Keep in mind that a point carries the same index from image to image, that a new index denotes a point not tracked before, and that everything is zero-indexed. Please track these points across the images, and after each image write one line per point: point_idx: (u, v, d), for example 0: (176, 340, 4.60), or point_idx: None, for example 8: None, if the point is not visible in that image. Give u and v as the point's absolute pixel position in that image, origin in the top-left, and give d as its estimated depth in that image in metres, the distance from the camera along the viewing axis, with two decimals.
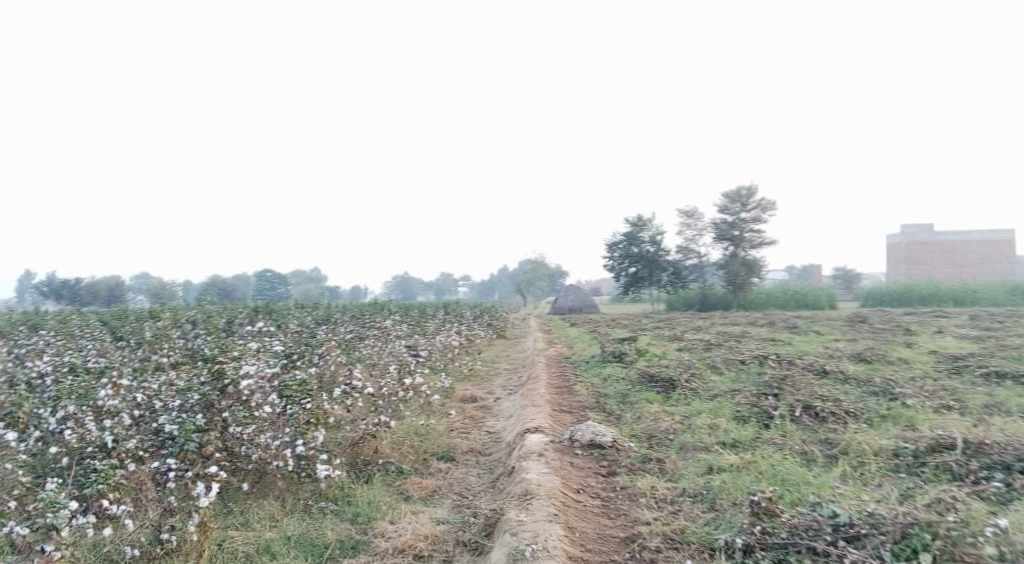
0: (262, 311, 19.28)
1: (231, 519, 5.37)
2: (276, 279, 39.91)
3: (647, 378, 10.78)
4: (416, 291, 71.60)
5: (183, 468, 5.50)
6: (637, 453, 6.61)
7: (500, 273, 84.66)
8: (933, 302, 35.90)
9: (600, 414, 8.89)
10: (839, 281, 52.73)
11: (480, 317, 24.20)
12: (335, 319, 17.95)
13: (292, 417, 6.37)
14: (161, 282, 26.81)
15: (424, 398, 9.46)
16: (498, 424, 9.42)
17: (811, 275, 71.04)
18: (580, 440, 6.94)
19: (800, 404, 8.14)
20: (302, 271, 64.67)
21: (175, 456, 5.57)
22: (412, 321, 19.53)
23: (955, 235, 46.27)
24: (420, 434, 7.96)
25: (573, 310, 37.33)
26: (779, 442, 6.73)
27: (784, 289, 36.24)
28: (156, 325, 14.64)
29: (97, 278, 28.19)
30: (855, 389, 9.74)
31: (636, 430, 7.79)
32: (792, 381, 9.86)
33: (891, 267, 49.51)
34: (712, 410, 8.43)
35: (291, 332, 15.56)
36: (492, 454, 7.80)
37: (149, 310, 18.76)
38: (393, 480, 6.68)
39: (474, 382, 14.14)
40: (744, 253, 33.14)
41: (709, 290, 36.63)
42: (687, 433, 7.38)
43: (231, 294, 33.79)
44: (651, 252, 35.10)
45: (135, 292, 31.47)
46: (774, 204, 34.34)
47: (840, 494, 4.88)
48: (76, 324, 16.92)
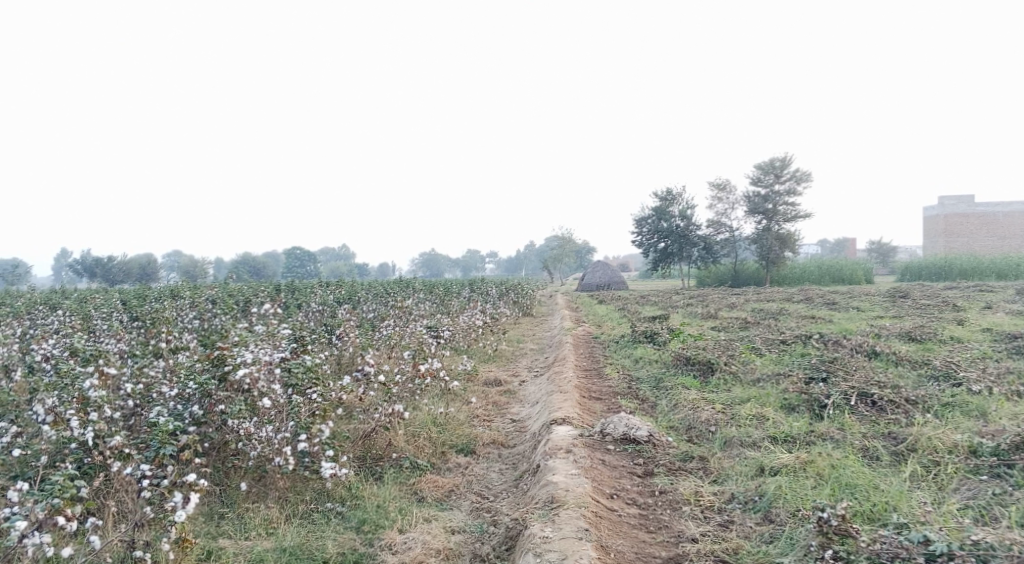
0: (286, 288, 18.92)
1: (209, 530, 5.00)
2: (306, 256, 39.73)
3: (683, 361, 10.06)
4: (443, 267, 71.18)
5: (160, 475, 5.00)
6: (677, 450, 5.94)
7: (527, 250, 83.99)
8: (975, 276, 34.36)
9: (633, 402, 8.23)
10: (875, 255, 50.94)
11: (506, 295, 23.60)
12: (358, 297, 17.53)
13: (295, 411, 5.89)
14: (190, 260, 26.68)
15: (444, 384, 8.89)
16: (523, 411, 8.83)
17: (843, 250, 69.29)
18: (612, 434, 6.25)
19: (855, 392, 7.37)
20: (331, 249, 64.60)
21: (150, 461, 5.07)
22: (437, 299, 18.97)
23: (998, 207, 44.30)
24: (439, 424, 7.36)
25: (601, 286, 36.55)
26: (837, 436, 5.99)
27: (818, 263, 35.01)
28: (176, 306, 14.31)
29: (129, 257, 28.05)
30: (912, 372, 8.91)
31: (674, 421, 7.15)
32: (842, 364, 9.07)
33: (928, 240, 47.72)
34: (756, 398, 7.72)
35: (311, 311, 15.12)
36: (516, 446, 7.18)
37: (173, 289, 18.52)
38: (407, 477, 6.09)
39: (499, 363, 13.56)
40: (777, 227, 31.93)
41: (741, 265, 35.55)
42: (731, 424, 6.71)
43: (260, 272, 33.60)
44: (681, 226, 34.05)
45: (166, 270, 31.42)
46: (809, 175, 33.00)
47: (925, 511, 4.18)
48: (98, 304, 16.68)
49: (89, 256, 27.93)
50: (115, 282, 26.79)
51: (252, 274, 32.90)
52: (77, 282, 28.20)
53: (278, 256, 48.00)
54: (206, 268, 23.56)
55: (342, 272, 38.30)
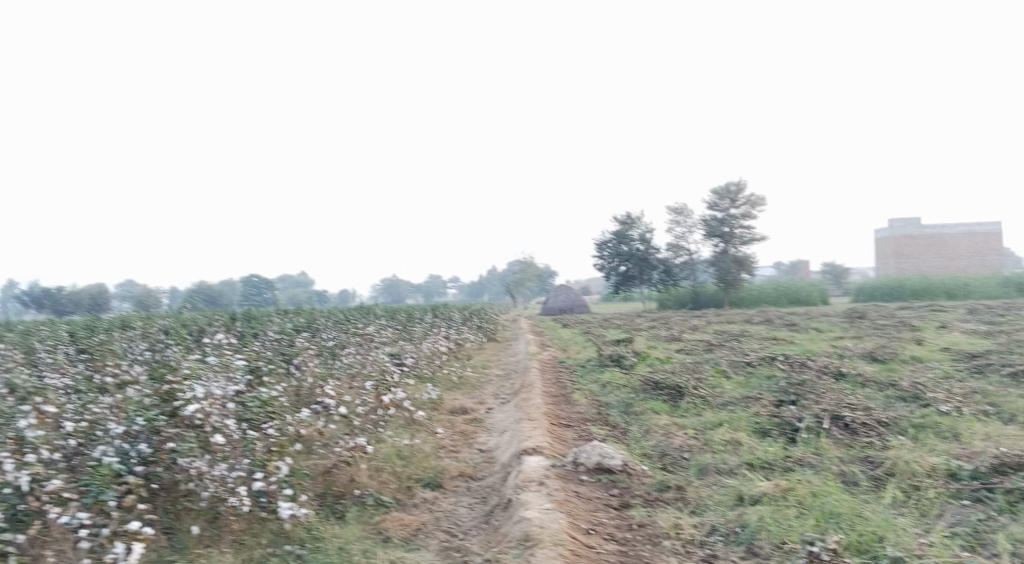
0: (242, 317, 18.33)
1: None
2: (264, 284, 38.80)
3: (651, 385, 9.91)
4: (404, 293, 70.47)
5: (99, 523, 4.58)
6: (653, 479, 5.74)
7: (489, 275, 83.84)
8: (925, 296, 35.32)
9: (604, 429, 8.04)
10: (829, 276, 52.12)
11: (469, 320, 23.32)
12: (317, 325, 17.06)
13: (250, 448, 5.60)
14: (142, 288, 25.73)
15: (408, 414, 8.58)
16: (490, 440, 8.57)
17: (797, 272, 70.88)
18: (585, 464, 6.03)
19: (827, 414, 7.32)
20: (289, 276, 63.38)
21: (87, 509, 4.67)
22: (399, 325, 18.58)
23: (943, 229, 45.87)
24: (404, 457, 7.05)
25: (564, 310, 36.51)
26: (814, 461, 5.88)
27: (776, 285, 35.61)
28: (124, 337, 13.69)
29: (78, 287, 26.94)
30: (879, 393, 8.92)
31: (647, 448, 6.98)
32: (810, 386, 9.05)
33: (878, 262, 49.05)
34: (729, 423, 7.60)
35: (268, 340, 14.61)
36: (485, 478, 6.90)
37: (122, 319, 17.79)
38: (371, 516, 5.77)
39: (463, 390, 13.25)
40: (735, 250, 32.40)
41: (701, 287, 35.93)
42: (705, 450, 6.58)
43: (216, 301, 32.65)
44: (641, 250, 34.28)
45: (118, 299, 30.30)
46: (765, 199, 33.65)
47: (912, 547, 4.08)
48: (41, 335, 15.84)
49: (35, 286, 26.75)
50: (63, 312, 25.66)
51: (209, 302, 31.96)
52: (22, 313, 26.96)
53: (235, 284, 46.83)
54: (159, 297, 22.74)
55: (302, 299, 37.48)
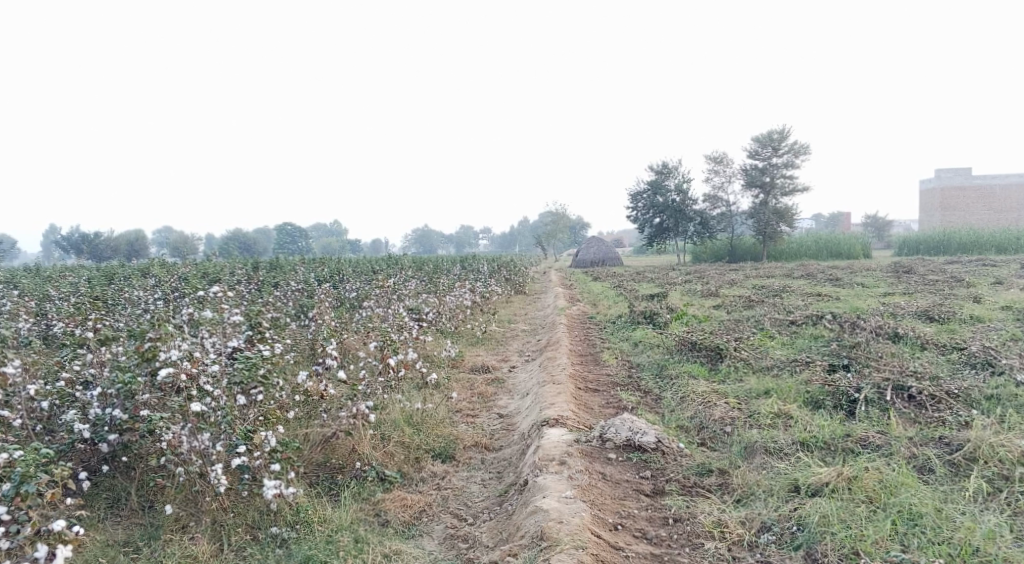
0: (266, 266, 17.87)
1: None
2: (297, 232, 38.47)
3: (688, 346, 9.11)
4: (437, 243, 70.02)
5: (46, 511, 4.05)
6: (692, 461, 5.03)
7: (520, 226, 82.81)
8: (974, 250, 33.49)
9: (635, 395, 7.33)
10: (871, 229, 49.92)
11: (497, 272, 22.59)
12: (341, 275, 16.53)
13: (231, 421, 5.02)
14: (177, 237, 25.41)
15: (422, 375, 7.93)
16: (511, 403, 7.93)
17: (838, 223, 68.55)
18: (613, 440, 5.31)
19: (890, 384, 6.46)
20: (321, 224, 62.90)
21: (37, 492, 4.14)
22: (425, 276, 17.95)
23: (994, 180, 43.37)
24: (415, 422, 6.42)
25: (595, 262, 35.56)
26: (879, 442, 5.08)
27: (816, 237, 34.09)
28: (142, 286, 13.31)
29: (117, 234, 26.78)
30: (943, 359, 7.99)
31: (684, 419, 6.28)
32: (864, 350, 8.18)
33: (924, 214, 46.80)
34: (775, 393, 6.80)
35: (290, 290, 14.10)
36: (502, 450, 6.24)
37: (146, 266, 17.44)
38: (371, 493, 5.19)
39: (487, 345, 12.65)
40: (774, 201, 30.94)
41: (737, 240, 34.61)
42: (749, 426, 5.85)
43: (252, 249, 32.42)
44: (677, 200, 33.00)
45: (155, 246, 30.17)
46: (808, 148, 31.91)
47: None
48: (65, 283, 15.56)
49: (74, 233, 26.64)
50: (101, 258, 25.45)
51: (243, 250, 31.72)
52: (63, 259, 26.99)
53: (270, 234, 46.79)
54: (192, 245, 22.37)
55: (334, 248, 37.20)
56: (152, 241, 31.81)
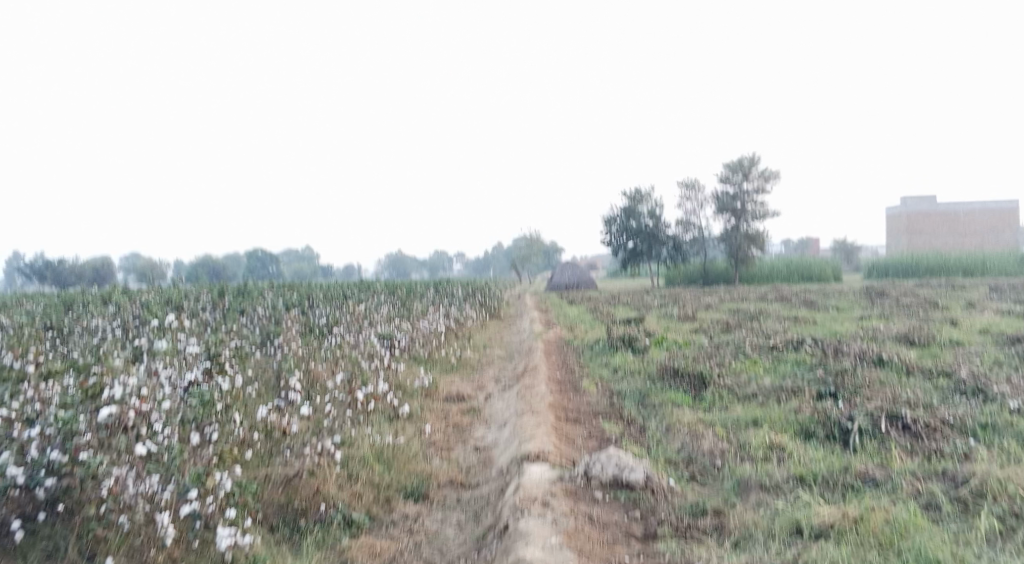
0: (233, 291, 17.26)
1: None
2: (269, 256, 37.69)
3: (670, 373, 8.80)
4: (410, 268, 69.38)
5: None
6: (683, 500, 4.70)
7: (495, 250, 82.60)
8: (942, 273, 33.96)
9: (618, 425, 6.99)
10: (840, 253, 50.61)
11: (472, 297, 22.18)
12: (310, 301, 16.00)
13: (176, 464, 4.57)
14: (144, 262, 24.62)
15: (393, 407, 7.49)
16: (488, 435, 7.54)
17: (807, 248, 69.60)
18: (598, 478, 4.96)
19: (884, 414, 6.21)
20: (293, 249, 61.88)
21: None
22: (398, 301, 17.49)
23: (958, 205, 44.24)
24: (385, 458, 5.99)
25: (571, 286, 35.33)
26: (879, 478, 4.81)
27: (788, 261, 34.32)
28: (100, 313, 12.67)
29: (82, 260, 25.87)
30: (930, 385, 7.79)
31: (671, 451, 5.95)
32: (851, 377, 7.94)
33: (891, 239, 47.54)
34: (764, 423, 6.51)
35: (256, 317, 13.56)
36: (480, 487, 5.83)
37: (107, 292, 16.69)
38: (336, 539, 4.77)
39: (462, 372, 12.24)
40: (746, 225, 31.12)
41: (711, 264, 34.68)
42: (740, 459, 5.55)
43: (222, 274, 31.59)
44: (650, 225, 33.00)
45: (121, 272, 29.26)
46: (778, 173, 32.24)
47: None
48: (18, 310, 14.79)
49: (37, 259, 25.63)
50: (63, 285, 24.38)
51: (212, 276, 30.82)
52: (24, 286, 25.95)
53: (241, 259, 45.84)
54: (159, 271, 21.58)
55: (306, 273, 36.44)
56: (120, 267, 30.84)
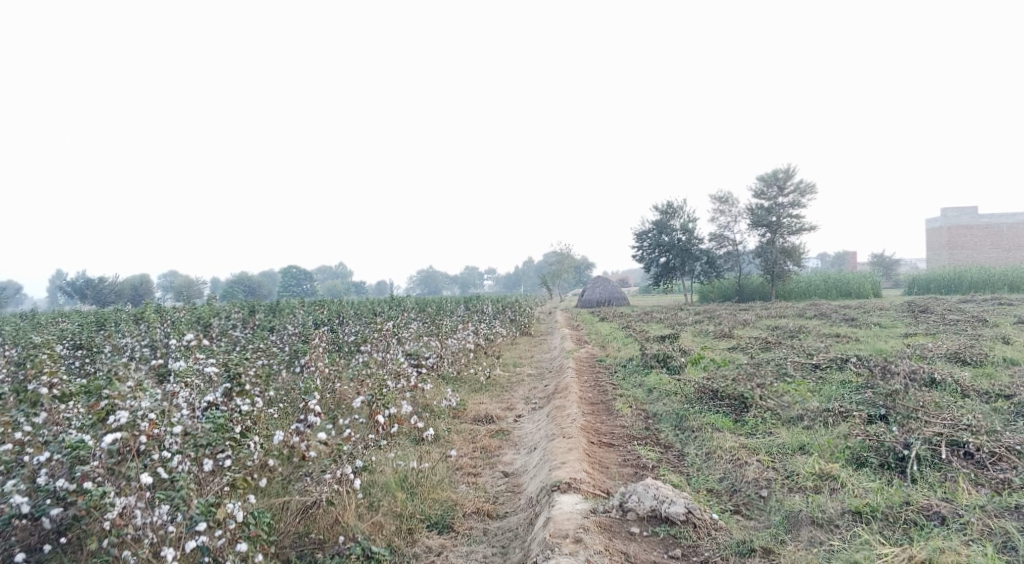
0: (264, 309, 17.25)
1: None
2: (303, 274, 37.89)
3: (708, 395, 8.38)
4: (441, 285, 69.43)
5: None
6: (728, 538, 4.33)
7: (525, 267, 82.35)
8: (988, 288, 32.70)
9: (654, 451, 6.61)
10: (879, 268, 49.27)
11: (502, 314, 21.91)
12: (340, 318, 15.85)
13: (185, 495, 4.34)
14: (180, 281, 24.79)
15: (418, 430, 7.20)
16: (517, 459, 7.21)
17: (844, 262, 68.15)
18: (635, 511, 4.60)
19: (944, 440, 5.73)
20: (327, 267, 62.27)
21: None
22: (427, 319, 17.26)
23: (1001, 218, 42.76)
24: (408, 484, 5.71)
25: (602, 303, 34.85)
26: (945, 513, 4.38)
27: (825, 276, 33.43)
28: (131, 331, 12.64)
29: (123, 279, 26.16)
30: (990, 408, 7.25)
31: (712, 481, 5.56)
32: (903, 399, 7.44)
33: (932, 253, 46.13)
34: (811, 449, 6.08)
35: (285, 335, 13.43)
36: (507, 518, 5.51)
37: (141, 311, 16.74)
38: None
39: (492, 391, 11.93)
40: (782, 240, 30.39)
41: (745, 279, 33.93)
42: (787, 490, 5.15)
43: (257, 291, 31.85)
44: (683, 240, 32.44)
45: (160, 290, 29.58)
46: (814, 186, 31.49)
47: None
48: (53, 329, 14.86)
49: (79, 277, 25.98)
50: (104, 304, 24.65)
51: (247, 293, 31.03)
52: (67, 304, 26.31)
53: (275, 277, 46.23)
54: (196, 288, 21.66)
55: (340, 291, 36.49)
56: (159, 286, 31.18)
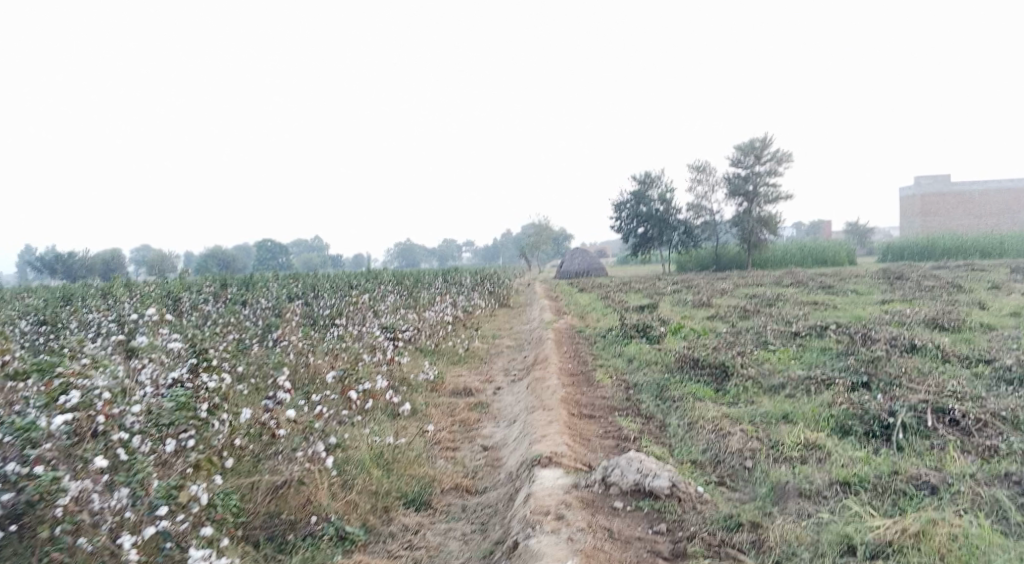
0: (237, 283, 16.84)
1: None
2: (279, 247, 37.26)
3: (689, 363, 8.25)
4: (419, 257, 68.95)
5: None
6: (715, 511, 4.19)
7: (504, 238, 82.04)
8: (959, 255, 33.11)
9: (636, 422, 6.47)
10: (853, 236, 49.73)
11: (480, 285, 21.69)
12: (315, 291, 15.51)
13: (143, 478, 4.07)
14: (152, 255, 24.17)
15: (394, 405, 6.99)
16: (496, 433, 7.04)
17: (819, 231, 68.75)
18: (619, 486, 4.46)
19: (929, 407, 5.65)
20: (303, 241, 61.42)
21: None
22: (404, 291, 16.97)
23: (973, 186, 43.22)
24: (384, 461, 5.51)
25: (581, 273, 34.76)
26: (934, 483, 4.29)
27: (800, 244, 33.59)
28: (96, 307, 12.22)
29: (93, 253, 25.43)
30: (971, 373, 7.20)
31: (696, 451, 5.43)
32: (884, 366, 7.37)
33: (905, 221, 46.59)
34: (795, 418, 5.98)
35: (258, 310, 13.09)
36: (487, 493, 5.35)
37: (108, 286, 16.23)
38: (327, 556, 4.34)
39: (470, 363, 11.74)
40: (759, 209, 30.40)
41: (723, 249, 34.00)
42: (772, 461, 5.04)
43: (231, 264, 31.31)
44: (661, 210, 32.33)
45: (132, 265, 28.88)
46: (791, 154, 31.46)
47: None
48: (16, 305, 14.34)
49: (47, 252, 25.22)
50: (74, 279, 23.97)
51: (221, 267, 30.43)
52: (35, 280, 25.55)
53: (251, 249, 45.44)
54: (168, 262, 21.11)
55: (316, 264, 35.97)
56: (131, 261, 30.42)
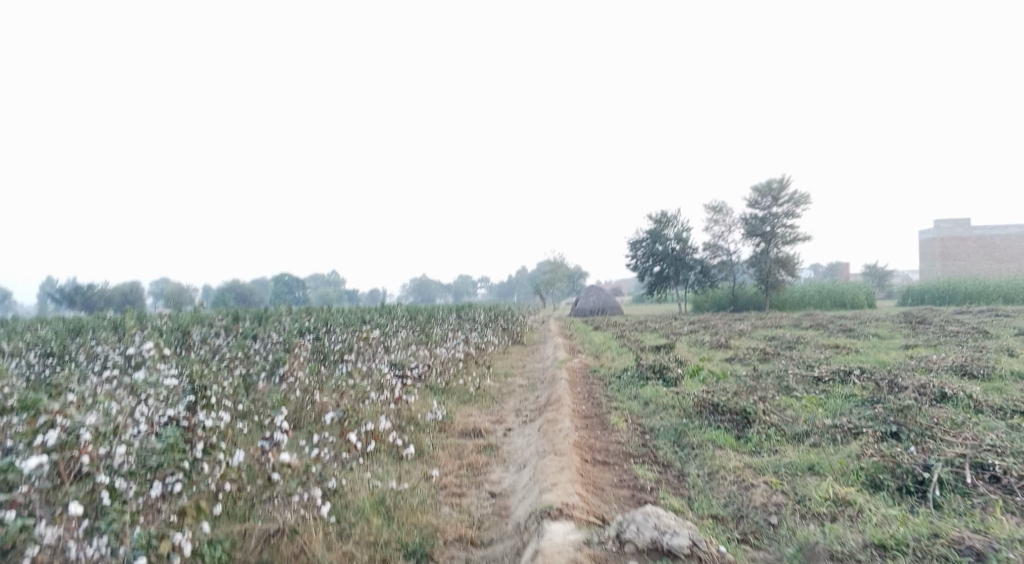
0: (250, 316, 16.68)
1: None
2: (296, 281, 37.29)
3: (708, 409, 7.89)
4: (433, 293, 68.92)
5: None
6: None
7: (518, 276, 81.92)
8: (982, 300, 32.40)
9: (652, 470, 6.13)
10: (872, 279, 49.03)
11: (494, 322, 21.41)
12: (327, 326, 15.32)
13: (122, 526, 3.80)
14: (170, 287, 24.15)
15: (398, 447, 6.68)
16: (505, 478, 6.70)
17: (837, 273, 67.99)
18: (634, 543, 4.12)
19: (967, 463, 5.29)
20: (319, 275, 61.60)
21: None
22: (416, 327, 16.75)
23: (995, 230, 42.60)
24: (384, 507, 5.21)
25: (596, 311, 34.40)
26: (980, 550, 3.92)
27: (819, 286, 33.08)
28: (105, 339, 12.08)
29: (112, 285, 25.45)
30: (1008, 425, 6.78)
31: (716, 505, 5.09)
32: (915, 415, 7.00)
33: (925, 265, 45.91)
34: (823, 470, 5.62)
35: (268, 344, 12.91)
36: (493, 546, 5.03)
37: (121, 318, 16.13)
38: None
39: (480, 402, 11.41)
40: (776, 250, 30.04)
41: (740, 289, 33.57)
42: (799, 517, 4.69)
43: (247, 298, 31.27)
44: (677, 249, 32.06)
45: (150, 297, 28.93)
46: (809, 196, 31.19)
47: None
48: (28, 336, 14.25)
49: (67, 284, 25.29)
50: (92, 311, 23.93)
51: (238, 300, 30.39)
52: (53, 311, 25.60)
53: (268, 282, 45.59)
54: (184, 294, 21.05)
55: (332, 299, 35.86)
56: (149, 293, 30.50)
